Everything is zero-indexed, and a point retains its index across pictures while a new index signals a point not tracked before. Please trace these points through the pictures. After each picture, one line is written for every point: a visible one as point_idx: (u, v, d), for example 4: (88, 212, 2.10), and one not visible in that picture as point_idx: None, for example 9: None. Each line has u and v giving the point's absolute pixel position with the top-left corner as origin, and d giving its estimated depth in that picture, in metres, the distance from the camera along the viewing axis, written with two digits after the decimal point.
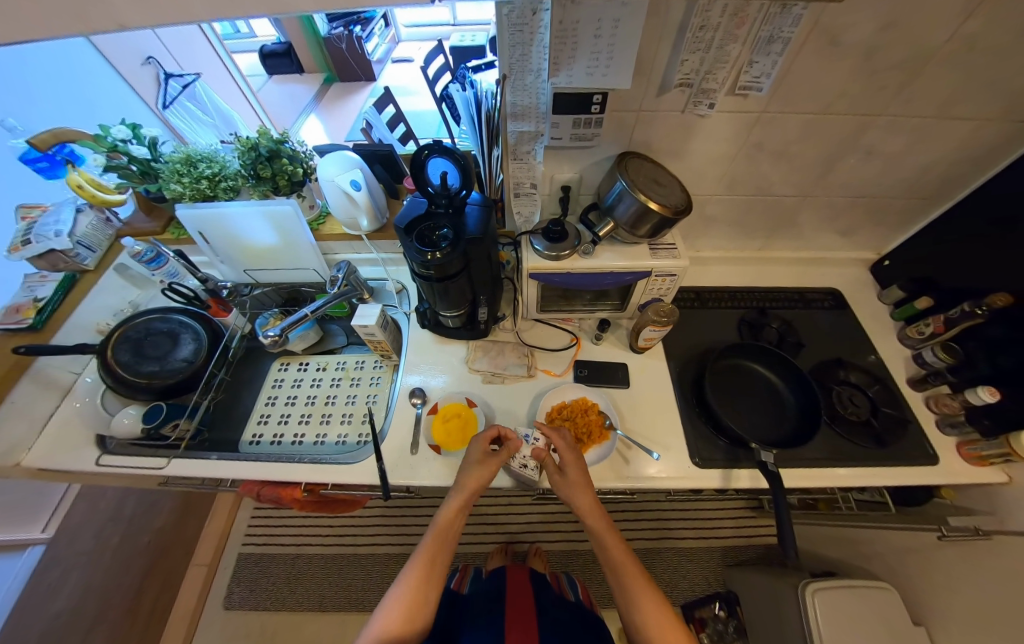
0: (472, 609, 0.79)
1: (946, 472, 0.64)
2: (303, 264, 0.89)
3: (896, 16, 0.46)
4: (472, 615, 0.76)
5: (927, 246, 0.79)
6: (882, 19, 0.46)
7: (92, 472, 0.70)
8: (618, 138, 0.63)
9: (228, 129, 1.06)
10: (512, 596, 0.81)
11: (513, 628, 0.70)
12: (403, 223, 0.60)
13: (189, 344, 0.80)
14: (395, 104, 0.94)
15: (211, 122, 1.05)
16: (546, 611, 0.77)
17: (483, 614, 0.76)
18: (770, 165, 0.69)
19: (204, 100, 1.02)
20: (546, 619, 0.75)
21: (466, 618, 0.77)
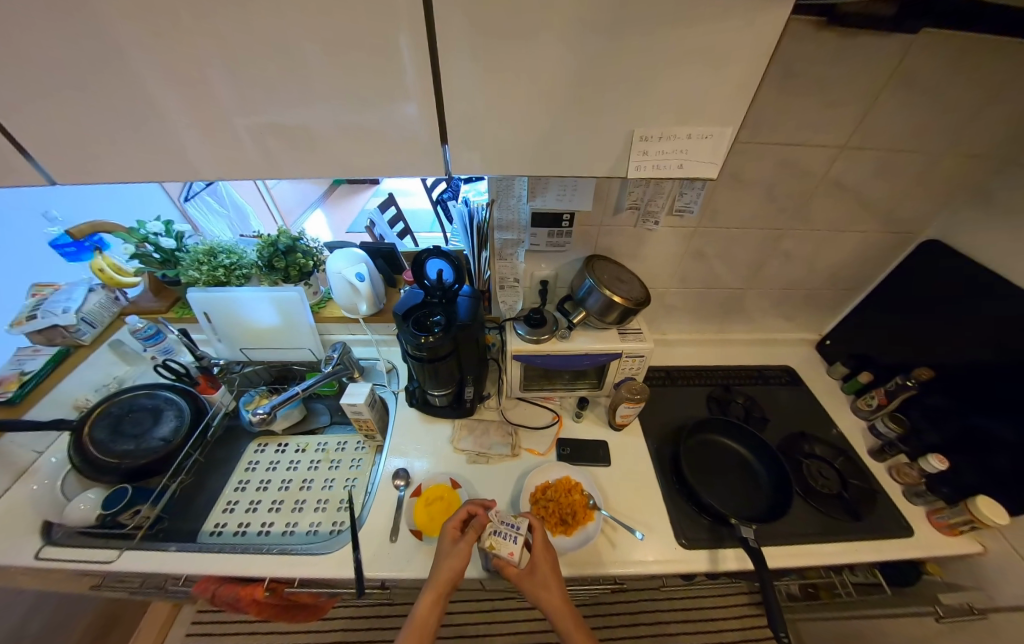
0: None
1: (922, 543, 0.66)
2: (299, 344, 0.94)
3: (779, 161, 0.64)
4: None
5: (854, 328, 0.92)
6: (775, 160, 0.64)
7: (25, 568, 0.62)
8: (585, 244, 0.77)
9: (241, 223, 1.23)
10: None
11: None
12: (401, 308, 0.69)
13: (171, 421, 0.79)
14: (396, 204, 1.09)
15: (226, 213, 1.19)
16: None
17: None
18: (712, 264, 0.83)
19: (222, 195, 1.18)
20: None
21: None
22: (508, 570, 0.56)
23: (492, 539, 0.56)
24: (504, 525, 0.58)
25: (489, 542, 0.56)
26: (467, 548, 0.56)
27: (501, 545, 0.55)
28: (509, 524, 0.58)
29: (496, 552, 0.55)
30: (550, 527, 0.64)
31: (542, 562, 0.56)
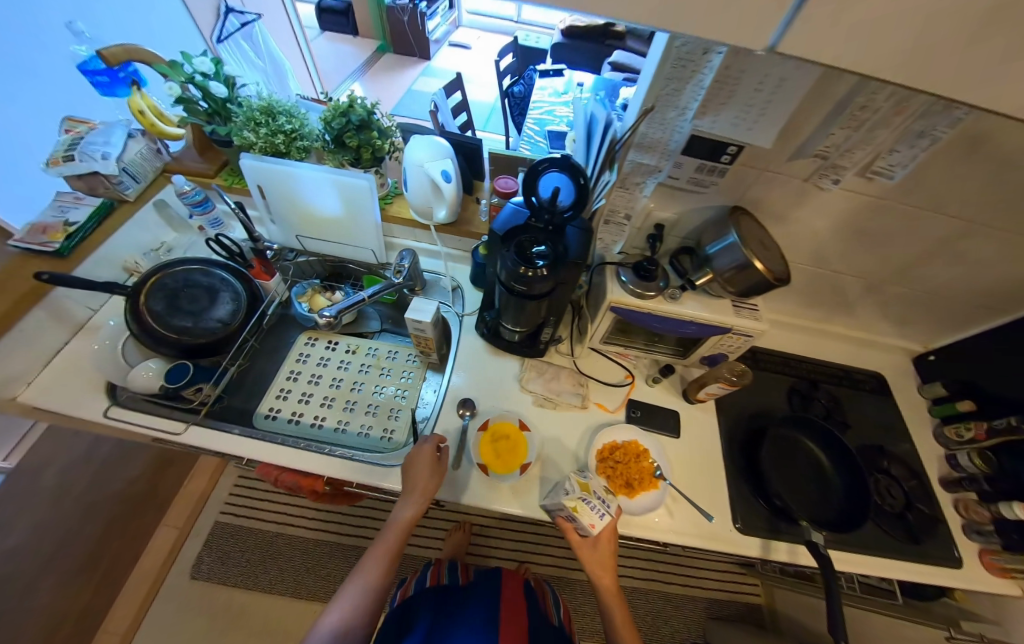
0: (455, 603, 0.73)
1: (967, 577, 0.65)
2: (361, 242, 0.84)
3: None
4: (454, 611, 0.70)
5: (976, 352, 0.81)
6: None
7: (97, 423, 0.63)
8: (729, 192, 0.62)
9: (280, 87, 1.02)
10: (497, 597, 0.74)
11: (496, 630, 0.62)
12: (502, 229, 0.60)
13: (227, 304, 0.74)
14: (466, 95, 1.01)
15: (261, 66, 0.97)
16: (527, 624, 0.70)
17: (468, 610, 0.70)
18: (861, 246, 0.70)
19: (258, 44, 0.96)
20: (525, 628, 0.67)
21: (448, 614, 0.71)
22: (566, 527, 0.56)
23: (579, 503, 0.53)
24: (596, 498, 0.54)
25: (574, 504, 0.53)
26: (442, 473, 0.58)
27: (585, 513, 0.52)
28: (601, 500, 0.54)
29: (576, 516, 0.52)
30: (614, 487, 0.63)
31: (604, 541, 0.55)
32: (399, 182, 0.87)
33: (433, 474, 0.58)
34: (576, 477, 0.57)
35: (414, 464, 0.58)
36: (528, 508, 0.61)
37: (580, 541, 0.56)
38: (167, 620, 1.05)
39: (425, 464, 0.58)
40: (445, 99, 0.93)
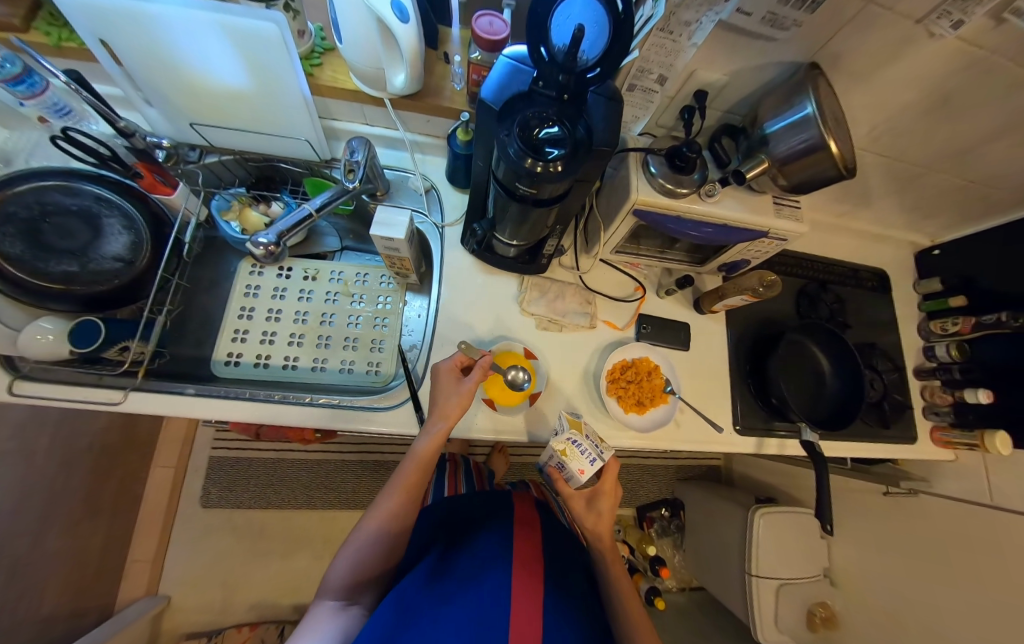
0: (464, 512, 0.55)
1: (916, 450, 0.75)
2: (289, 130, 0.62)
3: None
4: (461, 527, 0.52)
5: (987, 246, 0.79)
6: None
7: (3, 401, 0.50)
8: (810, 38, 0.44)
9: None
10: (517, 509, 0.55)
11: (521, 556, 0.44)
12: (497, 102, 0.41)
13: (121, 236, 0.56)
14: None
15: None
16: (553, 544, 0.52)
17: (481, 522, 0.52)
18: (933, 122, 0.57)
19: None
20: (551, 547, 0.50)
21: (460, 515, 0.55)
22: (562, 487, 0.54)
23: (568, 447, 0.47)
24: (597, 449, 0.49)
25: (562, 448, 0.48)
26: (467, 397, 0.48)
27: (574, 457, 0.47)
28: (593, 444, 0.48)
29: (564, 460, 0.48)
30: (625, 405, 0.62)
31: (605, 499, 0.55)
32: (325, 27, 0.60)
33: (455, 398, 0.48)
34: (567, 417, 0.51)
35: (437, 387, 0.49)
36: (539, 436, 0.59)
37: (576, 498, 0.55)
38: (195, 540, 1.13)
39: (448, 384, 0.49)
40: None
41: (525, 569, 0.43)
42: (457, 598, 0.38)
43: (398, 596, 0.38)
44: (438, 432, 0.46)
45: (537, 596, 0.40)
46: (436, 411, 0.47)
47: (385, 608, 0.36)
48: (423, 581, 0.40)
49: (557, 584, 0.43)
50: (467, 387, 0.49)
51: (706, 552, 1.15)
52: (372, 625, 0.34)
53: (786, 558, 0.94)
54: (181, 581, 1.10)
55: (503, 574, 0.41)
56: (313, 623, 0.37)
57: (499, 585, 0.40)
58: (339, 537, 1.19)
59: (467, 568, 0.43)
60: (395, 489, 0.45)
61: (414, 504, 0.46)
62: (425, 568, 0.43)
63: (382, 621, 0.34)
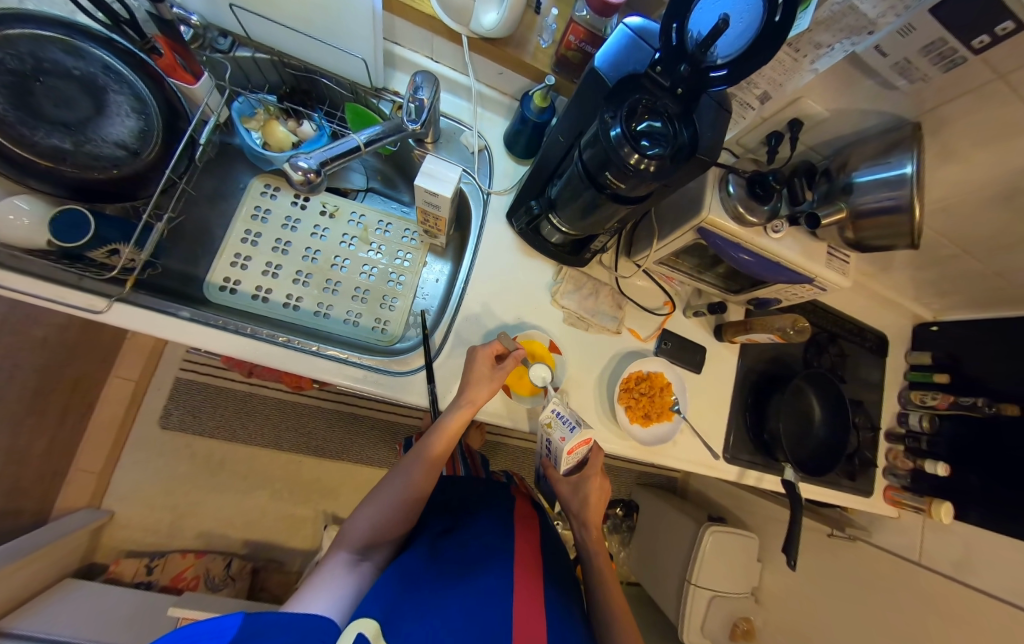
0: (464, 488, 0.56)
1: (870, 503, 0.82)
2: (345, 44, 0.53)
3: None
4: (459, 500, 0.53)
5: (982, 335, 0.84)
6: None
7: None
8: (920, 98, 0.43)
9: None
10: (516, 501, 0.56)
11: (521, 555, 0.44)
12: (607, 78, 0.37)
13: (128, 121, 0.49)
14: None
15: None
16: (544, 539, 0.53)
17: (478, 507, 0.51)
18: (992, 211, 0.57)
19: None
20: (545, 544, 0.51)
21: (458, 493, 0.54)
22: (550, 471, 0.56)
23: (552, 419, 0.49)
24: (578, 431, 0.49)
25: (547, 420, 0.49)
26: (498, 384, 0.48)
27: (557, 427, 0.48)
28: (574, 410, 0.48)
29: (549, 432, 0.49)
30: (632, 415, 0.62)
31: (591, 481, 0.56)
32: None
33: (487, 382, 0.47)
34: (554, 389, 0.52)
35: (470, 367, 0.48)
36: None
37: (564, 485, 0.56)
38: (146, 460, 1.07)
39: (482, 367, 0.48)
40: None
41: (524, 559, 0.44)
42: (463, 583, 0.37)
43: (401, 567, 0.36)
44: (466, 411, 0.46)
45: (536, 590, 0.40)
46: (467, 391, 0.47)
47: (388, 578, 0.34)
48: (425, 557, 0.39)
49: (552, 579, 0.44)
50: (500, 373, 0.49)
51: (652, 555, 1.23)
52: (376, 593, 0.32)
53: (726, 573, 1.02)
54: (127, 498, 1.05)
55: (503, 564, 0.41)
56: (324, 578, 0.34)
57: (499, 575, 0.39)
58: (302, 481, 1.17)
59: (467, 554, 0.42)
60: (421, 457, 0.45)
61: (436, 474, 0.45)
62: (425, 542, 0.42)
63: (387, 591, 0.33)
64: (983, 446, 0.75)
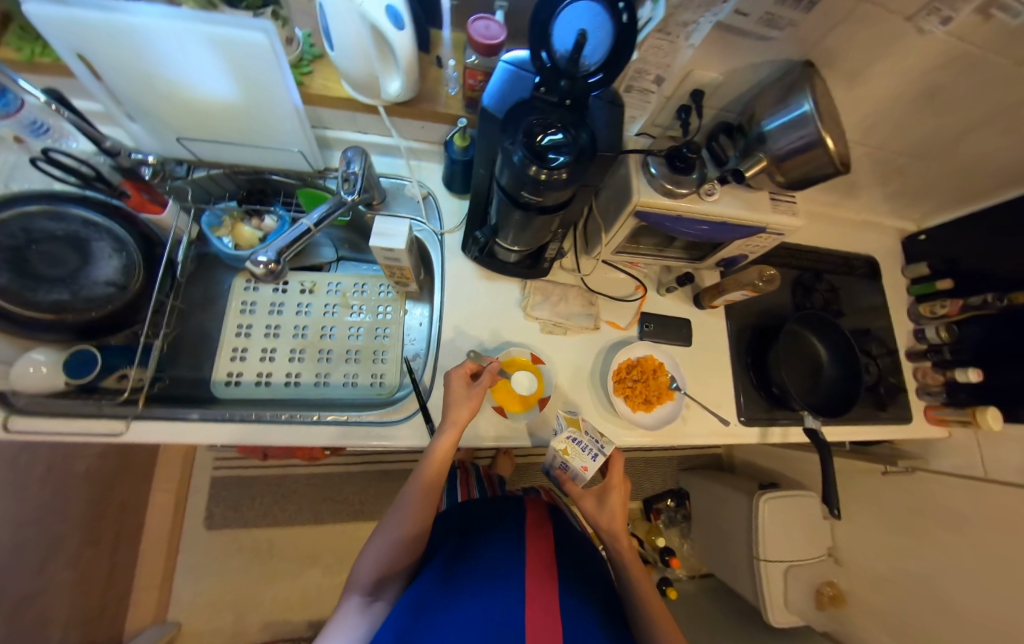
0: (481, 510, 0.56)
1: (913, 430, 0.78)
2: (283, 141, 0.61)
3: None
4: (476, 522, 0.54)
5: (970, 230, 0.82)
6: None
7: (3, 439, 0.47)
8: (798, 40, 0.45)
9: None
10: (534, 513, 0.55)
11: (536, 560, 0.44)
12: (499, 110, 0.41)
13: (113, 260, 0.56)
14: None
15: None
16: (565, 542, 0.52)
17: (492, 525, 0.52)
18: (921, 116, 0.58)
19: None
20: (565, 546, 0.50)
21: (476, 518, 0.55)
22: (570, 488, 0.56)
23: (569, 446, 0.49)
24: (590, 439, 0.50)
25: (563, 447, 0.49)
26: (477, 400, 0.49)
27: (576, 456, 0.49)
28: (594, 439, 0.50)
29: (567, 460, 0.49)
30: (633, 404, 0.63)
31: (614, 493, 0.56)
32: (314, 34, 0.58)
33: (467, 401, 0.49)
34: (564, 416, 0.53)
35: (449, 389, 0.50)
36: None
37: (588, 500, 0.56)
38: (200, 563, 1.11)
39: (459, 387, 0.50)
40: None
41: (539, 566, 0.43)
42: (475, 601, 0.38)
43: (413, 593, 0.37)
44: (452, 432, 0.47)
45: (552, 594, 0.39)
46: (449, 414, 0.48)
47: (401, 608, 0.36)
48: (436, 576, 0.41)
49: (569, 573, 0.44)
50: (478, 390, 0.51)
51: (714, 540, 1.18)
52: (387, 627, 0.34)
53: (792, 541, 0.96)
54: (190, 605, 1.08)
55: (518, 577, 0.41)
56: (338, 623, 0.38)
57: (512, 589, 0.39)
58: (348, 548, 1.18)
59: (482, 571, 0.42)
60: (415, 486, 0.45)
61: (435, 501, 0.45)
62: (436, 566, 0.42)
63: (397, 621, 0.34)
64: (1007, 340, 0.72)
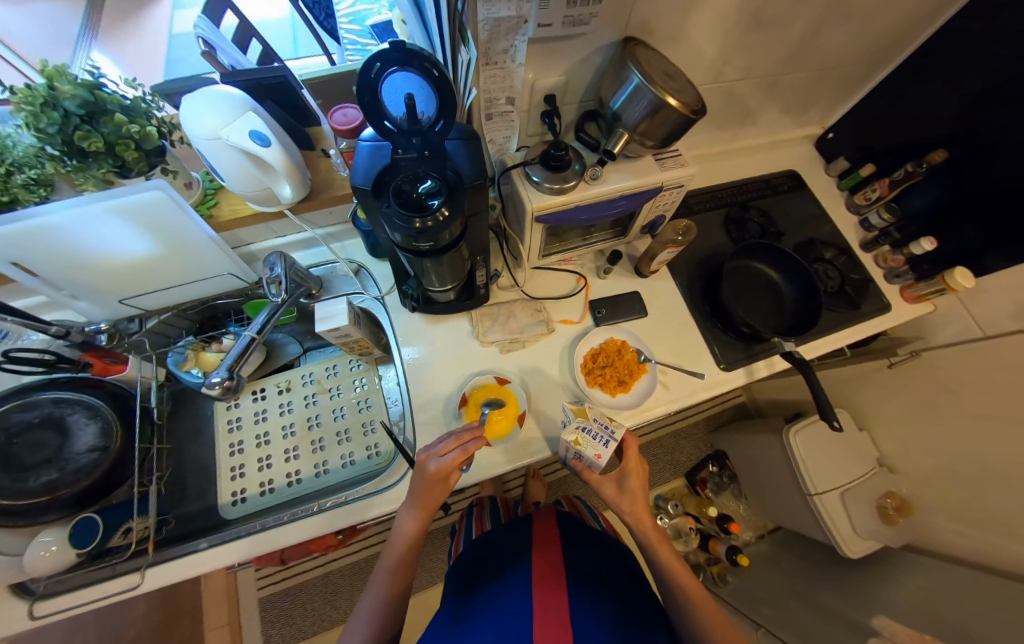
0: (497, 545, 0.57)
1: (897, 315, 0.77)
2: (214, 270, 0.66)
3: None
4: (496, 560, 0.53)
5: (868, 114, 0.85)
6: None
7: (32, 626, 0.49)
8: (612, 21, 0.50)
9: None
10: (543, 540, 0.55)
11: (542, 578, 0.46)
12: (368, 181, 0.45)
13: (89, 427, 0.59)
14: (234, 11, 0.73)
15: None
16: (577, 551, 0.54)
17: (506, 557, 0.52)
18: (761, 38, 0.63)
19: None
20: (579, 563, 0.51)
21: (495, 553, 0.55)
22: (590, 475, 0.54)
23: (579, 435, 0.48)
24: (596, 424, 0.49)
25: (574, 437, 0.49)
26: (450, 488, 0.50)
27: (588, 444, 0.48)
28: (602, 425, 0.49)
29: (580, 450, 0.49)
30: (610, 389, 0.63)
31: (635, 476, 0.54)
32: (210, 170, 0.65)
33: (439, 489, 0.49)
34: (570, 408, 0.52)
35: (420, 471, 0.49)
36: (556, 443, 0.60)
37: (611, 491, 0.54)
38: None
39: (432, 482, 0.48)
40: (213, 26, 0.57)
41: (549, 597, 0.43)
42: (488, 631, 0.40)
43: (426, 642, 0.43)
44: (418, 514, 0.50)
45: (561, 621, 0.40)
46: (419, 498, 0.50)
47: None
48: (447, 629, 0.43)
49: (581, 593, 0.45)
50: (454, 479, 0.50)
51: (766, 490, 1.13)
52: None
53: (837, 463, 0.92)
54: None
55: (525, 596, 0.43)
56: None
57: (522, 613, 0.41)
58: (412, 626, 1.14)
59: (493, 604, 0.44)
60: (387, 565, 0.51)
61: (404, 575, 0.50)
62: (445, 615, 0.46)
63: None
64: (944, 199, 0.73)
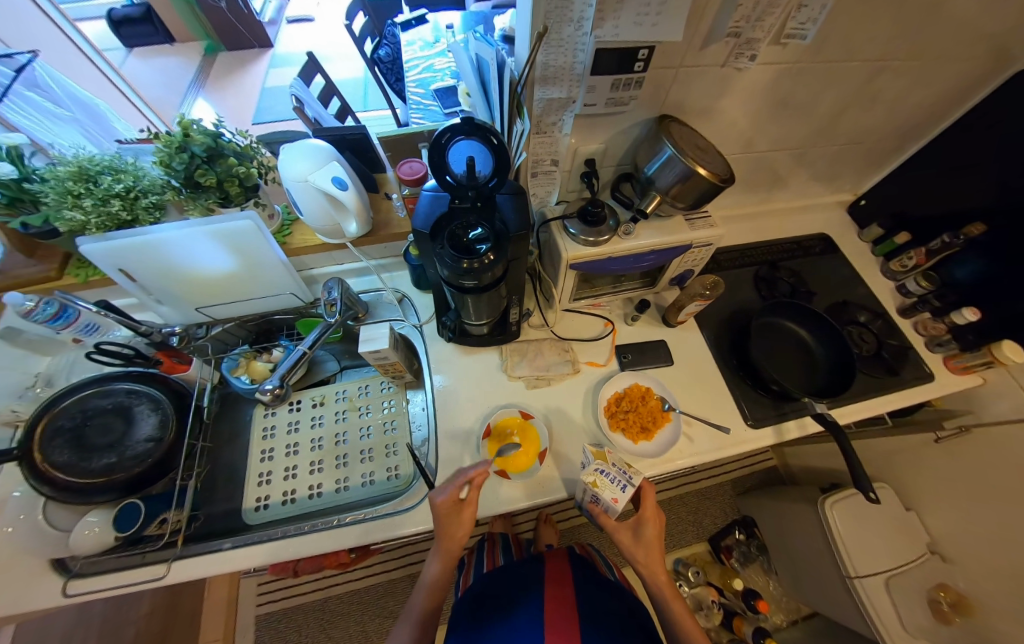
0: (508, 583, 0.56)
1: (941, 385, 0.74)
2: (276, 289, 0.74)
3: None
4: (507, 599, 0.52)
5: (898, 185, 0.88)
6: None
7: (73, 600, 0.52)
8: (650, 101, 0.58)
9: (104, 134, 0.69)
10: (551, 581, 0.54)
11: (553, 623, 0.45)
12: (426, 225, 0.51)
13: (150, 417, 0.64)
14: (323, 74, 0.88)
15: (69, 117, 0.62)
16: (592, 597, 0.53)
17: (517, 597, 0.52)
18: (788, 118, 0.69)
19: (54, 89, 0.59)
20: (593, 608, 0.50)
21: (506, 591, 0.54)
22: (606, 521, 0.53)
23: (597, 478, 0.49)
24: (614, 468, 0.49)
25: (592, 479, 0.49)
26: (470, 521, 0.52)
27: (606, 487, 0.48)
28: (620, 469, 0.49)
29: (597, 492, 0.49)
30: (632, 434, 0.63)
31: (650, 523, 0.52)
32: (289, 205, 0.76)
33: (459, 524, 0.52)
34: (592, 449, 0.52)
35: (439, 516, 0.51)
36: (571, 485, 0.59)
37: (627, 540, 0.53)
38: None
39: (449, 514, 0.51)
40: (308, 86, 0.70)
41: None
42: None
43: None
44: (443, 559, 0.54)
45: None
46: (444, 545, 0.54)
47: None
48: None
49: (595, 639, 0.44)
50: (469, 512, 0.52)
51: (799, 566, 1.03)
52: None
53: (881, 545, 0.84)
54: None
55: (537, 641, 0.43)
56: None
57: None
58: None
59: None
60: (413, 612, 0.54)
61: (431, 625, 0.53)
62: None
63: None
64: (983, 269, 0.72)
